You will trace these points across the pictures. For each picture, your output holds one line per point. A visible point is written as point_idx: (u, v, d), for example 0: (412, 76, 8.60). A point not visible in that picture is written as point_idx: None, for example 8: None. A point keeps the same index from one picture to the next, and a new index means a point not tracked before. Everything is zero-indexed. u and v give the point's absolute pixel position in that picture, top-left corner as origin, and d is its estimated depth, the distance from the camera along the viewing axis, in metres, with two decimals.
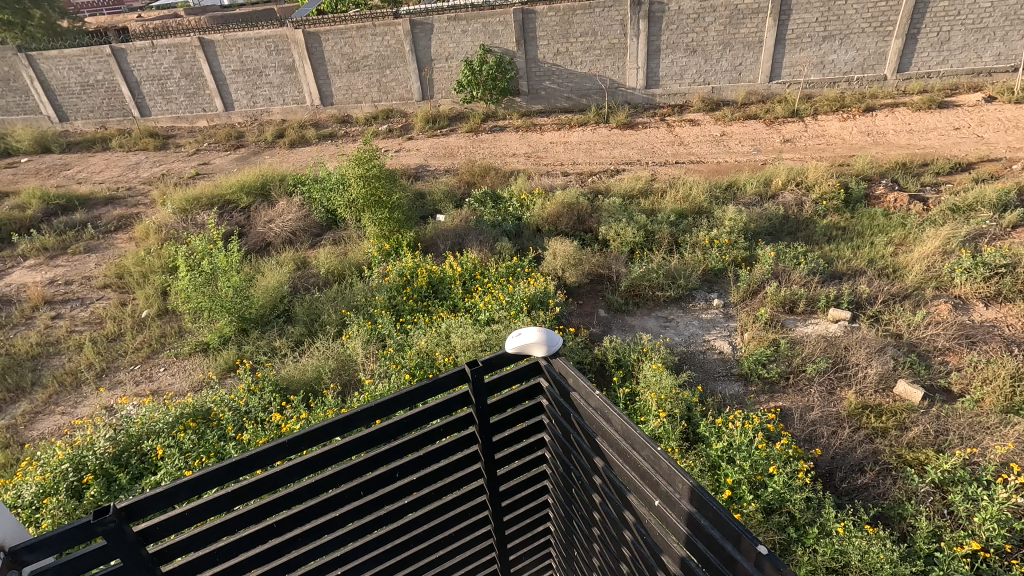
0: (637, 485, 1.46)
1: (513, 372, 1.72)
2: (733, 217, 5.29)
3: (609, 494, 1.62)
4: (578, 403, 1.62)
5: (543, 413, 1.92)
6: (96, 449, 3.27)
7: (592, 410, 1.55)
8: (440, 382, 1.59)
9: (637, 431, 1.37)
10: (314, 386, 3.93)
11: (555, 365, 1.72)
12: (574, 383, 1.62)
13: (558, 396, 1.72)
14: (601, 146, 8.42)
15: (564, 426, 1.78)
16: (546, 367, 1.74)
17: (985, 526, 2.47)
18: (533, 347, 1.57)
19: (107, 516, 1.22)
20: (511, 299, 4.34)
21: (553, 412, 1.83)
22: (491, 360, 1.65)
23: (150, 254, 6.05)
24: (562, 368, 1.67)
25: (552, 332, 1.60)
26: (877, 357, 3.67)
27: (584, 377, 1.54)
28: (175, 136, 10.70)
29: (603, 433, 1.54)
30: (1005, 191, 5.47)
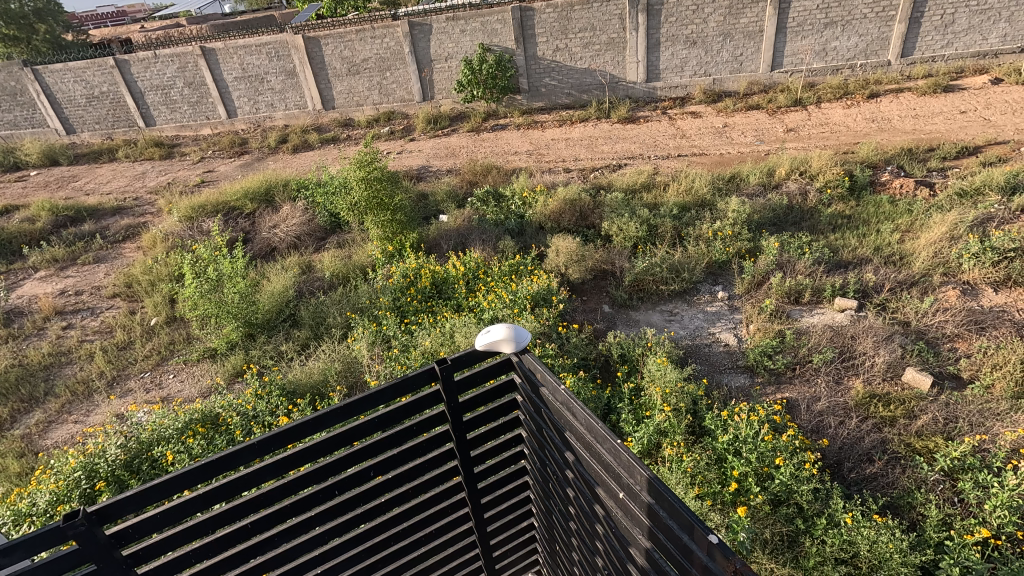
0: (602, 478, 1.46)
1: (483, 370, 1.73)
2: (736, 208, 5.25)
3: (580, 488, 1.62)
4: (546, 398, 1.62)
5: (519, 410, 1.92)
6: (108, 456, 3.31)
7: (559, 405, 1.55)
8: (411, 379, 1.60)
9: (598, 423, 1.37)
10: (321, 389, 3.96)
11: (524, 361, 1.73)
12: (542, 379, 1.62)
13: (529, 391, 1.73)
14: (602, 141, 8.40)
15: (536, 422, 1.78)
16: (517, 364, 1.75)
17: (995, 513, 2.45)
18: (501, 344, 1.59)
19: (77, 520, 1.24)
20: (514, 297, 4.36)
21: (527, 409, 1.83)
22: (460, 358, 1.66)
23: (158, 262, 6.13)
24: (531, 365, 1.68)
25: (519, 328, 1.64)
26: (884, 346, 3.64)
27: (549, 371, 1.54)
28: (180, 145, 10.81)
29: (571, 429, 1.54)
30: (1013, 173, 5.40)
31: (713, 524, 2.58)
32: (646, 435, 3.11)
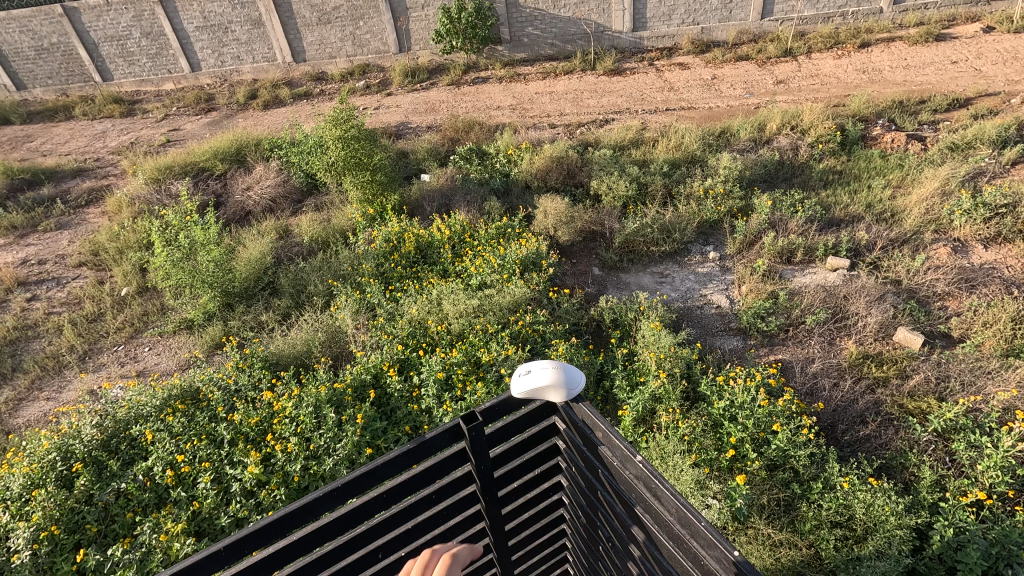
0: (690, 572, 1.28)
1: (519, 419, 1.56)
2: (728, 165, 5.11)
3: (651, 567, 1.46)
4: (609, 460, 1.40)
5: (560, 457, 1.75)
6: (83, 436, 3.17)
7: (633, 479, 1.33)
8: (427, 443, 1.45)
9: (703, 524, 1.17)
10: (305, 360, 3.84)
11: (581, 413, 1.49)
12: (607, 442, 1.39)
13: (582, 448, 1.54)
14: (588, 95, 8.10)
15: (591, 479, 1.58)
16: (566, 408, 1.53)
17: (988, 473, 2.48)
18: (547, 391, 1.38)
19: None
20: (502, 262, 4.23)
21: (576, 461, 1.62)
22: (492, 408, 1.48)
23: (125, 228, 5.82)
24: (593, 420, 1.45)
25: (568, 367, 1.43)
26: (877, 306, 3.61)
27: (621, 442, 1.32)
28: (141, 101, 10.21)
29: (649, 508, 1.33)
30: (1004, 126, 5.33)
31: (711, 493, 2.55)
32: (641, 402, 3.06)
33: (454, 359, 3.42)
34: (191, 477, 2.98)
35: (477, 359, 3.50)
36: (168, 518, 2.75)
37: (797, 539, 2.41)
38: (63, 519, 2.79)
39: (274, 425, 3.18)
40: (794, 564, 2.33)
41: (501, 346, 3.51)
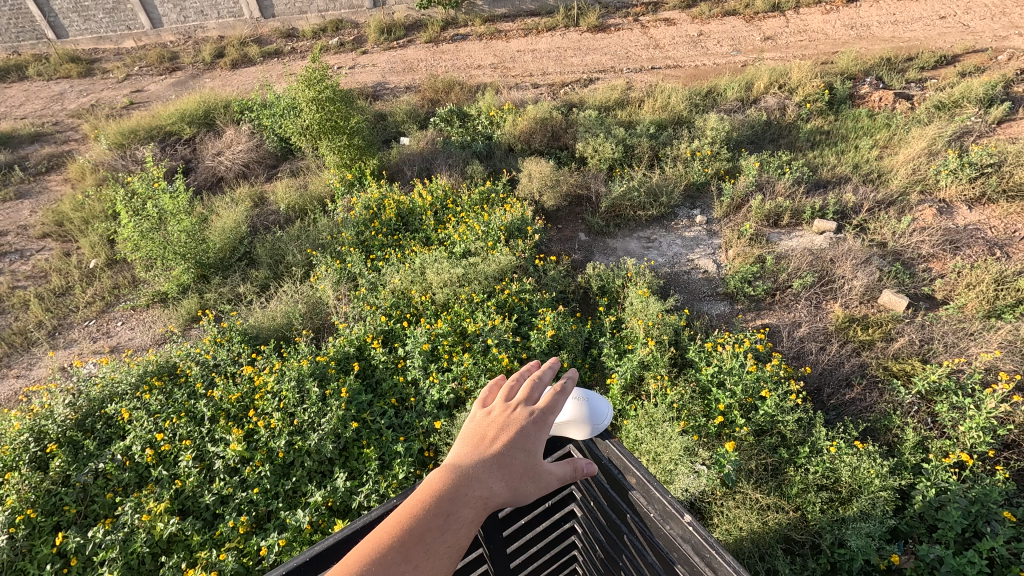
0: None
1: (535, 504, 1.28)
2: (715, 126, 4.99)
3: None
4: (643, 512, 1.16)
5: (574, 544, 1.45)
6: (56, 416, 3.07)
7: (677, 538, 1.10)
8: None
9: None
10: (286, 333, 3.74)
11: (605, 453, 1.26)
12: (641, 489, 1.17)
13: (604, 522, 1.29)
14: (572, 53, 7.83)
15: (611, 544, 1.29)
16: (588, 449, 1.27)
17: (970, 434, 2.51)
18: (567, 428, 1.21)
19: None
20: (487, 229, 4.13)
21: (591, 519, 1.33)
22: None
23: (90, 197, 5.55)
24: (621, 463, 1.22)
25: (592, 399, 1.23)
26: (863, 269, 3.60)
27: (660, 494, 1.13)
28: (100, 60, 9.66)
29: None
30: (991, 83, 5.27)
31: (700, 459, 2.56)
32: (629, 369, 3.04)
33: (440, 330, 3.35)
34: (172, 455, 2.91)
35: (463, 329, 3.44)
36: (149, 498, 2.68)
37: (784, 503, 2.44)
38: (40, 502, 2.70)
39: (256, 400, 3.10)
40: (781, 527, 2.36)
41: (487, 316, 3.45)
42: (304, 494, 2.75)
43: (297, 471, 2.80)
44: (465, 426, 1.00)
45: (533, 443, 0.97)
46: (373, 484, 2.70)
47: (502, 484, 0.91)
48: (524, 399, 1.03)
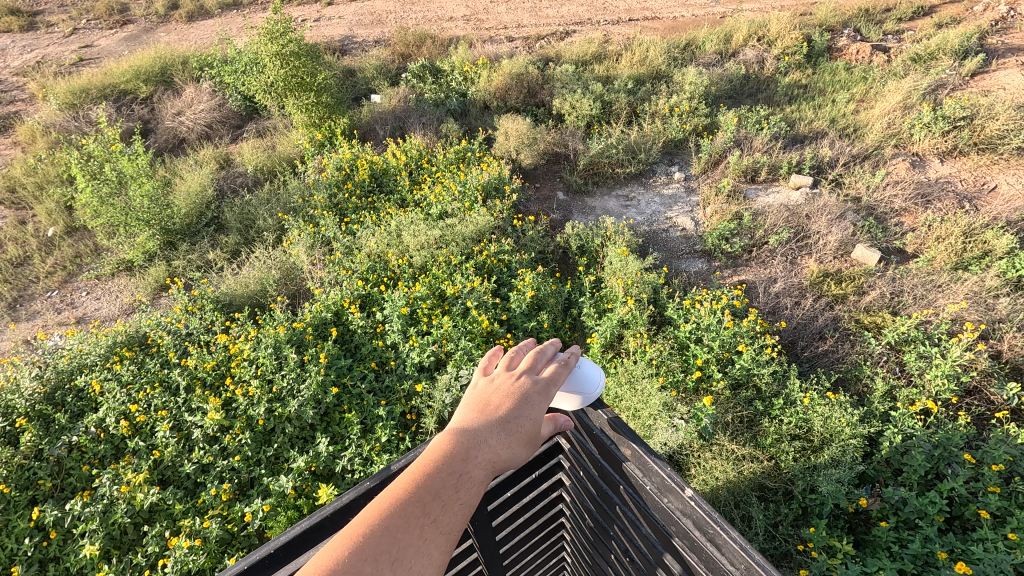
0: None
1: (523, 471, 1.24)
2: (693, 80, 4.91)
3: None
4: (640, 486, 1.12)
5: (562, 504, 1.44)
6: (23, 390, 2.98)
7: (678, 513, 1.06)
8: None
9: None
10: (260, 299, 3.66)
11: (596, 423, 1.20)
12: (636, 461, 1.12)
13: (596, 487, 1.26)
14: (547, 4, 7.56)
15: (603, 510, 1.27)
16: (576, 418, 1.21)
17: (935, 382, 2.61)
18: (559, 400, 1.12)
19: None
20: (463, 189, 4.05)
21: (582, 485, 1.31)
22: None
23: (42, 161, 5.26)
24: (613, 435, 1.16)
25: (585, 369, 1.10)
26: (837, 224, 3.64)
27: (663, 468, 1.07)
28: (43, 13, 9.02)
29: (697, 551, 1.07)
30: (967, 35, 5.25)
31: (679, 413, 2.61)
32: (609, 328, 3.06)
33: (418, 293, 3.30)
34: (148, 426, 2.86)
35: (442, 292, 3.41)
36: (127, 469, 2.64)
37: (759, 453, 2.51)
38: (13, 476, 2.65)
39: (233, 368, 3.05)
40: (755, 475, 2.44)
41: (467, 278, 3.41)
42: (286, 460, 2.75)
43: (278, 438, 2.78)
44: (467, 394, 0.95)
45: (541, 408, 0.92)
46: (356, 448, 2.71)
47: (510, 449, 0.85)
48: (529, 364, 0.99)
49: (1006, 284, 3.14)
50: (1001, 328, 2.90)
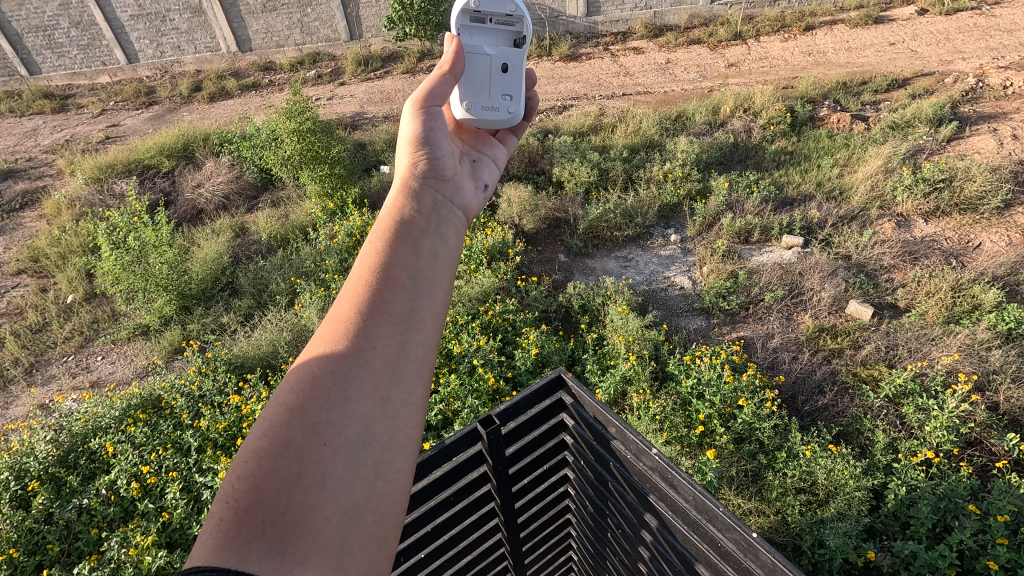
0: (707, 556, 1.27)
1: (533, 444, 1.53)
2: (685, 148, 5.21)
3: (660, 565, 1.46)
4: (623, 457, 1.39)
5: (569, 482, 1.72)
6: (38, 453, 3.03)
7: (649, 470, 1.32)
8: (459, 471, 1.41)
9: (721, 509, 1.19)
10: (271, 361, 3.75)
11: (590, 412, 1.47)
12: (620, 437, 1.38)
13: (592, 460, 1.53)
14: (546, 81, 8.11)
15: (599, 488, 1.56)
16: (574, 409, 1.50)
17: (935, 433, 2.66)
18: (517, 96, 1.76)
19: None
20: (469, 252, 4.24)
21: (583, 471, 1.61)
22: (509, 409, 1.42)
23: (67, 232, 5.50)
24: (602, 418, 1.43)
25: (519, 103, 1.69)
26: (830, 281, 3.77)
27: (635, 434, 1.32)
28: (74, 96, 9.71)
29: (665, 501, 1.33)
30: (939, 105, 5.60)
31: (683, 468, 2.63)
32: (612, 384, 3.13)
33: None
34: (158, 488, 2.88)
35: (449, 351, 3.50)
36: (136, 532, 2.64)
37: (764, 507, 2.54)
38: (22, 541, 2.67)
39: (244, 430, 3.10)
40: (762, 531, 2.46)
41: (472, 337, 3.52)
42: None
43: None
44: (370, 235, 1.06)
45: (418, 222, 1.05)
46: None
47: (405, 261, 0.96)
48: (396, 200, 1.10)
49: (997, 337, 3.24)
50: (995, 379, 2.97)
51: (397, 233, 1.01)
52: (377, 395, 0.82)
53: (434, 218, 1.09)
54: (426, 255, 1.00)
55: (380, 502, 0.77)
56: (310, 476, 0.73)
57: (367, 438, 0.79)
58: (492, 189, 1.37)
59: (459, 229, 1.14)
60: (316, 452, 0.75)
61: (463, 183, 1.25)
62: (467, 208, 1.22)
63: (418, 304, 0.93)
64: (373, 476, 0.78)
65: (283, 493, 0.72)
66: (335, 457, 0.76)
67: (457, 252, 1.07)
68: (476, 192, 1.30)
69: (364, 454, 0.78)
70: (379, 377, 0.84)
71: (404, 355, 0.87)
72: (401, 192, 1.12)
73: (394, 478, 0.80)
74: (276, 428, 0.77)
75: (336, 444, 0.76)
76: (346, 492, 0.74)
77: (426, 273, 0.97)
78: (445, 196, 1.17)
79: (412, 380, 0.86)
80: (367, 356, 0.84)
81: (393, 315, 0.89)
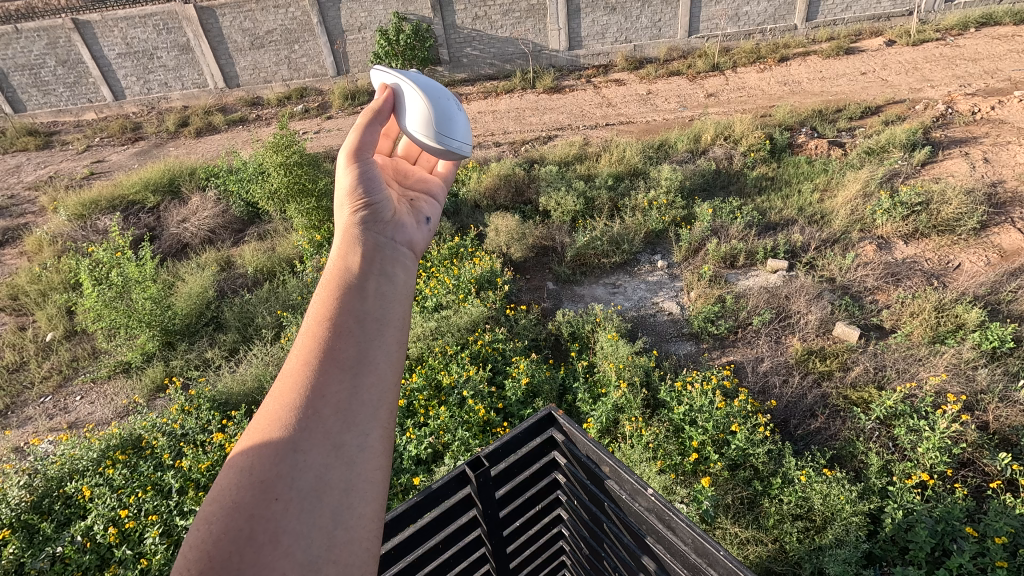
0: None
1: (523, 483, 1.49)
2: (668, 176, 5.29)
3: None
4: (618, 496, 1.36)
5: (562, 522, 1.67)
6: (10, 500, 2.91)
7: (646, 511, 1.30)
8: (447, 515, 1.37)
9: (722, 553, 1.16)
10: (256, 396, 3.67)
11: (582, 450, 1.44)
12: (614, 476, 1.36)
13: (585, 500, 1.50)
14: (530, 113, 8.27)
15: (594, 529, 1.52)
16: (566, 447, 1.47)
17: (928, 455, 2.66)
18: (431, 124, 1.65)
19: None
20: (457, 282, 4.23)
21: (577, 511, 1.57)
22: (497, 451, 1.40)
23: (47, 269, 5.41)
24: (596, 457, 1.40)
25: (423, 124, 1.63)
26: (816, 304, 3.80)
27: (630, 474, 1.30)
28: (60, 133, 9.73)
29: (662, 543, 1.30)
30: (912, 130, 5.77)
31: (678, 497, 2.58)
32: (604, 413, 3.09)
33: (415, 385, 3.35)
34: (137, 532, 2.77)
35: (438, 383, 3.44)
36: None
37: (762, 535, 2.49)
38: None
39: None
40: (761, 560, 2.41)
41: (462, 368, 3.48)
42: None
43: None
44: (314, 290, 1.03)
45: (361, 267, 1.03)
46: None
47: (350, 307, 0.94)
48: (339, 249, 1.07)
49: (982, 356, 3.28)
50: (984, 399, 2.99)
51: (342, 281, 0.99)
52: (330, 443, 0.80)
53: (379, 259, 1.07)
54: (373, 296, 0.98)
55: (343, 550, 0.75)
56: (262, 534, 0.72)
57: (322, 486, 0.77)
58: (433, 223, 1.35)
59: (408, 266, 1.13)
60: (267, 509, 0.74)
61: (408, 221, 1.24)
62: (414, 244, 1.21)
63: (367, 346, 0.91)
64: (331, 524, 0.76)
65: (234, 555, 0.70)
66: (288, 511, 0.74)
67: (408, 290, 1.05)
68: (425, 228, 1.29)
69: (319, 504, 0.76)
70: (331, 424, 0.82)
71: (357, 398, 0.85)
72: (344, 238, 1.09)
73: (356, 526, 0.78)
74: (227, 492, 0.75)
75: (288, 498, 0.75)
76: (303, 546, 0.73)
77: (372, 314, 0.95)
78: (387, 236, 1.15)
79: (367, 425, 0.84)
80: (316, 405, 0.82)
81: (341, 361, 0.87)
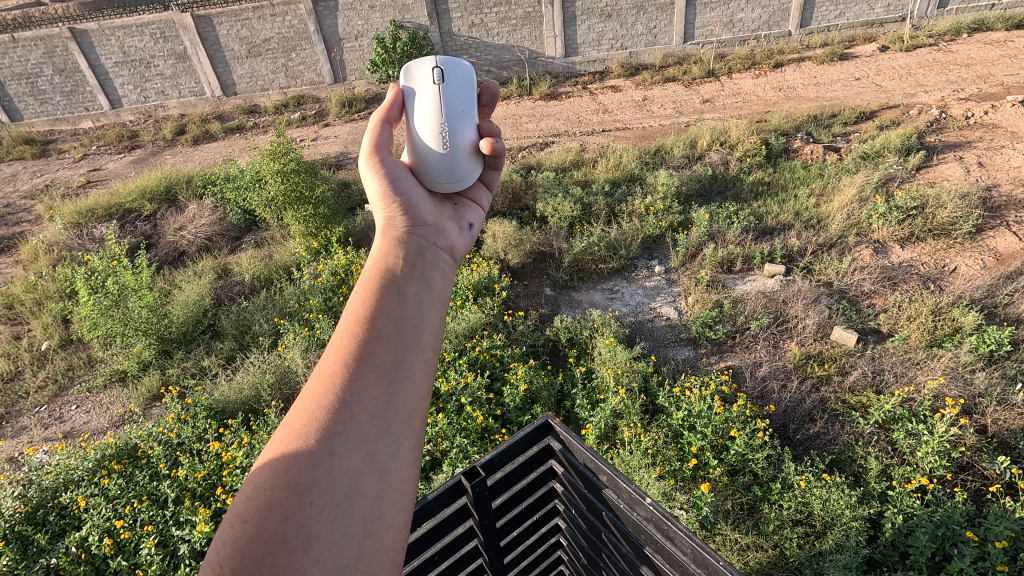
0: None
1: (520, 492, 1.48)
2: (665, 181, 5.31)
3: None
4: (616, 506, 1.35)
5: (560, 532, 1.66)
6: (4, 511, 2.88)
7: (644, 520, 1.29)
8: (444, 526, 1.36)
9: (721, 563, 1.15)
10: (253, 405, 3.65)
11: (580, 459, 1.44)
12: (612, 484, 1.35)
13: (583, 509, 1.49)
14: (527, 120, 8.30)
15: (592, 539, 1.51)
16: (563, 456, 1.47)
17: (927, 459, 2.66)
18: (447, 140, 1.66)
19: None
20: (455, 289, 4.23)
21: (575, 521, 1.56)
22: (495, 460, 1.39)
23: (43, 278, 5.39)
24: (593, 465, 1.40)
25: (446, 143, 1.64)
26: (813, 308, 3.80)
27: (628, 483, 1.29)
28: (56, 142, 9.73)
29: (661, 553, 1.29)
30: (906, 135, 5.80)
31: (678, 504, 2.57)
32: (602, 419, 3.09)
33: None
34: (132, 543, 2.74)
35: (436, 390, 3.43)
36: None
37: (762, 541, 2.49)
38: None
39: (224, 478, 3.00)
40: (761, 566, 2.40)
41: (460, 374, 3.47)
42: None
43: None
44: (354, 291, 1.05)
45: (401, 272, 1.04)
46: None
47: (389, 313, 0.95)
48: (379, 254, 1.09)
49: (979, 359, 3.29)
50: (982, 403, 2.99)
51: (382, 284, 1.00)
52: (364, 449, 0.81)
53: (419, 264, 1.08)
54: (411, 301, 0.99)
55: (371, 560, 0.75)
56: (295, 538, 0.72)
57: (355, 493, 0.78)
58: (472, 230, 1.38)
59: (445, 274, 1.13)
60: (300, 513, 0.74)
61: (445, 230, 1.26)
62: (450, 251, 1.22)
63: (404, 354, 0.92)
64: (361, 533, 0.76)
65: (267, 557, 0.70)
66: (321, 516, 0.74)
67: (444, 299, 1.06)
68: (459, 236, 1.30)
69: (352, 511, 0.76)
70: (365, 430, 0.82)
71: (391, 406, 0.86)
72: (384, 243, 1.12)
73: (385, 536, 0.78)
74: (261, 491, 0.76)
75: (322, 503, 0.75)
76: (334, 553, 0.73)
77: (411, 320, 0.95)
78: (428, 242, 1.17)
79: (400, 433, 0.84)
80: (353, 410, 0.83)
81: (379, 367, 0.88)
